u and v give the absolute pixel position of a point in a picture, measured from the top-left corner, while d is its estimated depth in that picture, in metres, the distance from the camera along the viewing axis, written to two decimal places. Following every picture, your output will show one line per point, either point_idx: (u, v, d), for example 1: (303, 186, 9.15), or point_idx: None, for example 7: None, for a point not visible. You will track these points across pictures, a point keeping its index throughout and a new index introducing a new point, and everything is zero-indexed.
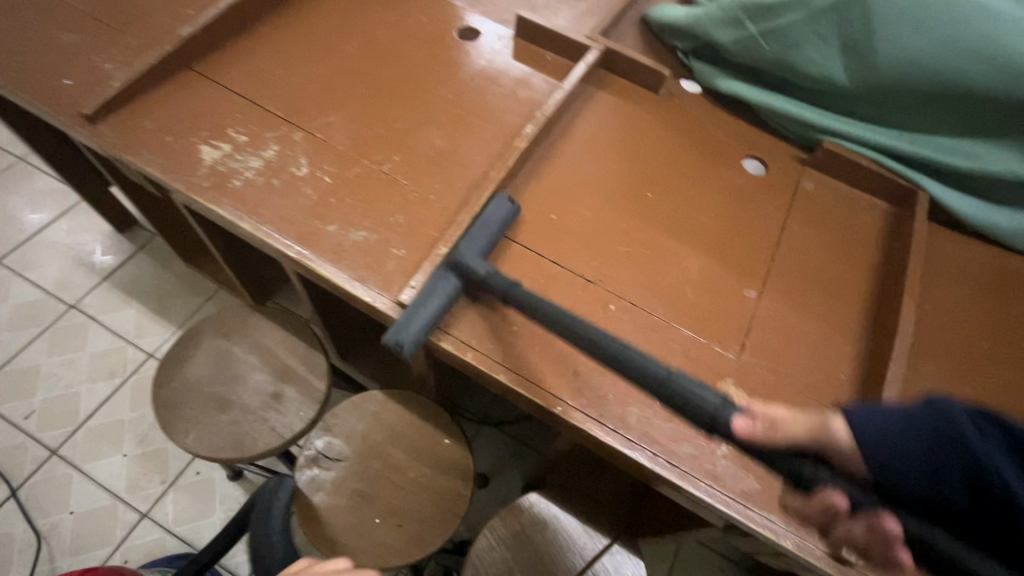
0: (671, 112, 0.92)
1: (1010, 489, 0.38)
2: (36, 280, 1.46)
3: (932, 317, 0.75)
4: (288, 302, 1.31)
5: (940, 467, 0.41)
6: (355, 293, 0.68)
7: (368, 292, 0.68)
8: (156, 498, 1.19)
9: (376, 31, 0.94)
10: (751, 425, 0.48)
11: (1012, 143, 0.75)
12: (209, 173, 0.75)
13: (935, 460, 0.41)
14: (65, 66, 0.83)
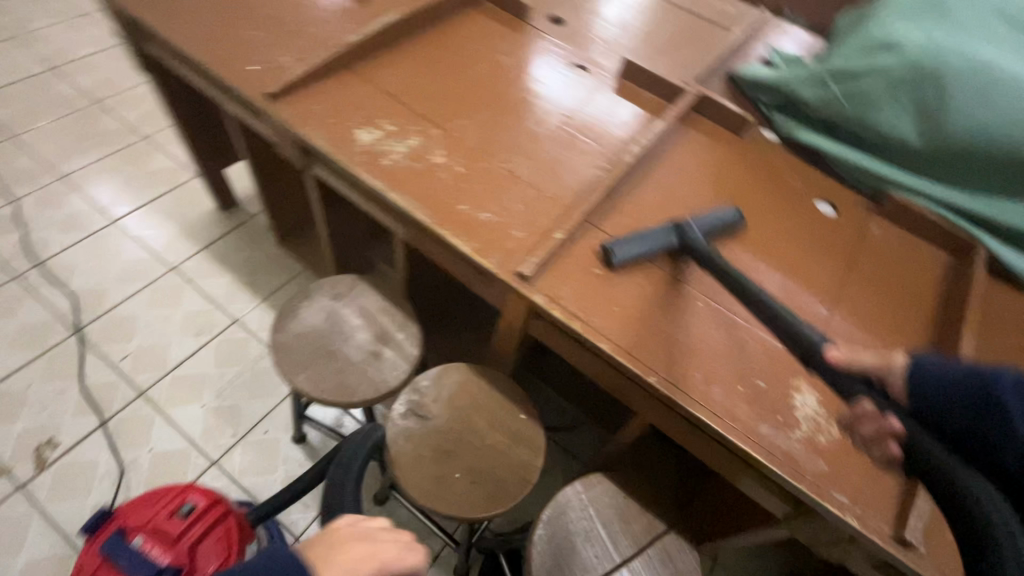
0: (753, 153, 1.04)
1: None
2: (145, 241, 1.61)
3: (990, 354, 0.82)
4: None
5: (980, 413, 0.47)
6: (480, 261, 0.79)
7: (491, 261, 0.78)
8: (228, 449, 1.29)
9: (502, 57, 1.10)
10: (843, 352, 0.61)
11: None
12: (363, 151, 0.88)
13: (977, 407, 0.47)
14: (252, 55, 1.00)
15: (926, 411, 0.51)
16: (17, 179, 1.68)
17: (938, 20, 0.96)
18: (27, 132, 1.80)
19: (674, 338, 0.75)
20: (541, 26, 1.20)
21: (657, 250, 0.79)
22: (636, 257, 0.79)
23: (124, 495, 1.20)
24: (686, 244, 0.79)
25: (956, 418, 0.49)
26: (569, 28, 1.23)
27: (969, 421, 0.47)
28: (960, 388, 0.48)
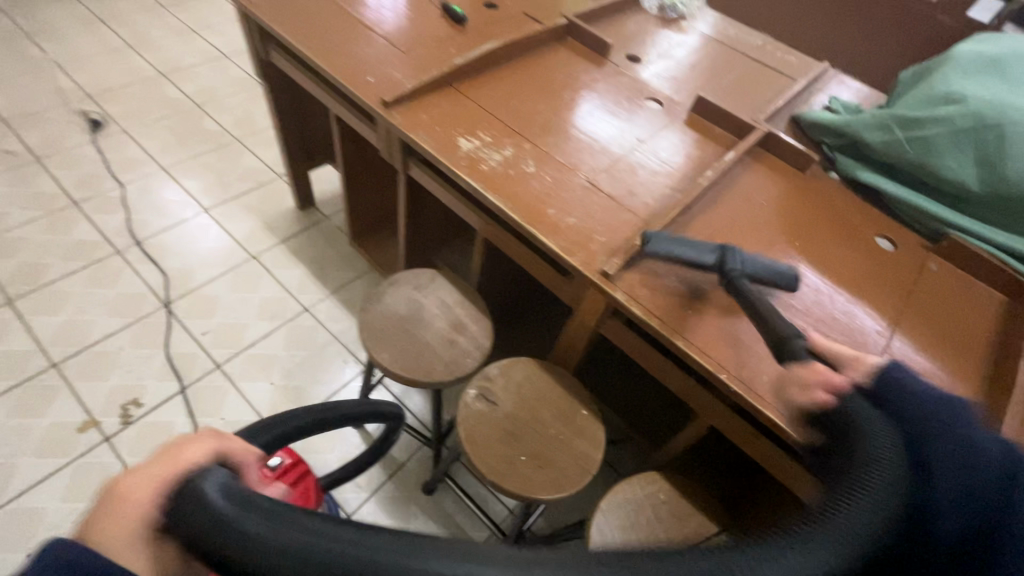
0: (814, 189, 1.11)
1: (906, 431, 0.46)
2: (229, 231, 1.75)
3: None
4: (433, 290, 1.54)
5: (958, 413, 0.49)
6: (567, 259, 0.87)
7: (576, 261, 0.87)
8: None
9: (585, 87, 1.21)
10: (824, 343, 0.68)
11: None
12: (464, 157, 0.99)
13: (950, 405, 0.50)
14: (369, 69, 1.13)
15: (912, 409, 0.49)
16: (122, 166, 1.86)
17: (999, 80, 1.03)
18: (134, 127, 1.99)
19: (742, 342, 0.81)
20: (619, 63, 1.33)
21: (694, 259, 0.83)
22: (670, 254, 0.84)
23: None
24: (723, 267, 0.83)
25: (921, 396, 0.50)
26: (644, 67, 1.35)
27: (956, 416, 0.49)
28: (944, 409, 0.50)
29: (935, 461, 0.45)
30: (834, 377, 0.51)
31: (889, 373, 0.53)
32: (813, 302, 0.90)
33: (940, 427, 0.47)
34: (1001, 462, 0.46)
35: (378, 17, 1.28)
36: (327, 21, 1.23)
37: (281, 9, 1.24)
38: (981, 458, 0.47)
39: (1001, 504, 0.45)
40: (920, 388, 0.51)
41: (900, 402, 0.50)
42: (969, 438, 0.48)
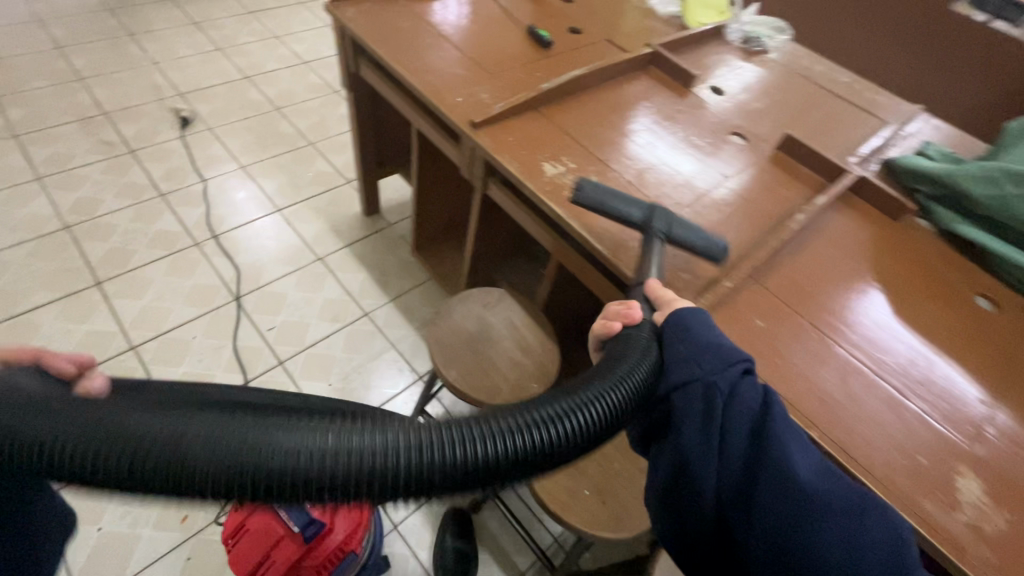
0: (908, 239, 1.06)
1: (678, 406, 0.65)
2: (299, 232, 1.82)
3: None
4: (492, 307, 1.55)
5: (708, 365, 0.65)
6: None
7: None
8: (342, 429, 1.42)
9: (667, 118, 1.21)
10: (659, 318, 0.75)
11: None
12: (549, 182, 1.00)
13: (713, 357, 0.66)
14: (458, 89, 1.16)
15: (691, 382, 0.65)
16: (206, 162, 1.96)
17: None
18: (219, 126, 2.10)
19: (833, 400, 0.78)
20: (701, 95, 1.32)
21: (621, 216, 0.88)
22: (597, 208, 0.89)
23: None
24: (647, 226, 0.87)
25: (681, 356, 0.67)
26: (727, 99, 1.33)
27: (704, 368, 0.65)
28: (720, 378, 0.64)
29: (688, 399, 0.64)
30: (631, 318, 0.76)
31: (665, 331, 0.72)
32: (907, 360, 0.85)
33: (683, 375, 0.66)
34: (739, 403, 0.62)
35: (468, 37, 1.31)
36: (418, 39, 1.27)
37: (377, 26, 1.29)
38: (715, 397, 0.63)
39: (731, 439, 0.61)
40: (684, 348, 0.68)
41: (670, 361, 0.68)
42: (711, 385, 0.63)
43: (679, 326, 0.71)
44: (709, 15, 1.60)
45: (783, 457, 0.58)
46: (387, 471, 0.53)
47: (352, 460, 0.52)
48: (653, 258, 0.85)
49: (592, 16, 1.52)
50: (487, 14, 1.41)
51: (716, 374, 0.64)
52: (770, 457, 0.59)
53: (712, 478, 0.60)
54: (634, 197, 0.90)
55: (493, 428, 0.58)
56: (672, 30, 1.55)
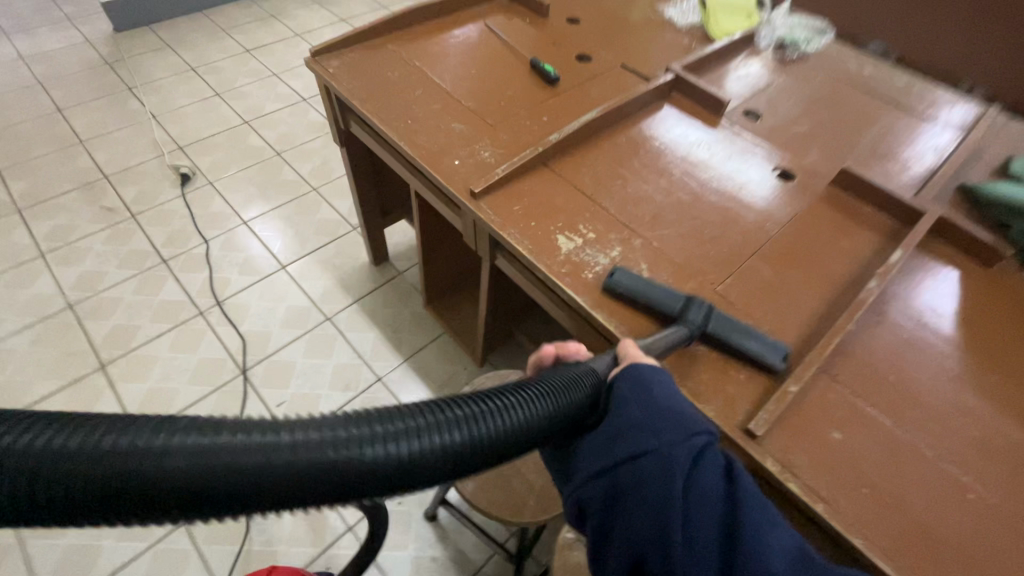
0: (1009, 292, 0.87)
1: (630, 478, 0.60)
2: (305, 290, 1.72)
3: None
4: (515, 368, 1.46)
5: (666, 436, 0.61)
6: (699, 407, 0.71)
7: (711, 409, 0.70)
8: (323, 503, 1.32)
9: (698, 159, 1.05)
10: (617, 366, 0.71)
11: None
12: (566, 261, 0.85)
13: (670, 424, 0.62)
14: (455, 149, 1.02)
15: (645, 451, 0.60)
16: (208, 221, 1.89)
17: None
18: (220, 180, 2.03)
19: (944, 542, 0.62)
20: (735, 124, 1.14)
21: (655, 303, 0.78)
22: (629, 292, 0.80)
23: (249, 547, 1.23)
24: (680, 314, 0.76)
25: (635, 421, 0.63)
26: (766, 125, 1.15)
27: (661, 438, 0.61)
28: (676, 447, 0.60)
29: (646, 475, 0.59)
30: (567, 352, 0.78)
31: (616, 384, 0.68)
32: None
33: (637, 444, 0.61)
34: (700, 481, 0.58)
35: (464, 82, 1.17)
36: (409, 90, 1.14)
37: (363, 79, 1.16)
38: (672, 471, 0.58)
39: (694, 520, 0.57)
40: (638, 408, 0.64)
41: (618, 418, 0.64)
42: (671, 459, 0.59)
43: (633, 380, 0.67)
44: (736, 22, 1.41)
45: (752, 545, 0.55)
46: (215, 478, 0.47)
47: (243, 466, 0.48)
48: (669, 338, 0.73)
49: (602, 39, 1.36)
50: (483, 51, 1.26)
51: (672, 443, 0.60)
52: (737, 543, 0.55)
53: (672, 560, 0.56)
54: (675, 290, 0.80)
55: (370, 435, 0.54)
56: (694, 44, 1.38)
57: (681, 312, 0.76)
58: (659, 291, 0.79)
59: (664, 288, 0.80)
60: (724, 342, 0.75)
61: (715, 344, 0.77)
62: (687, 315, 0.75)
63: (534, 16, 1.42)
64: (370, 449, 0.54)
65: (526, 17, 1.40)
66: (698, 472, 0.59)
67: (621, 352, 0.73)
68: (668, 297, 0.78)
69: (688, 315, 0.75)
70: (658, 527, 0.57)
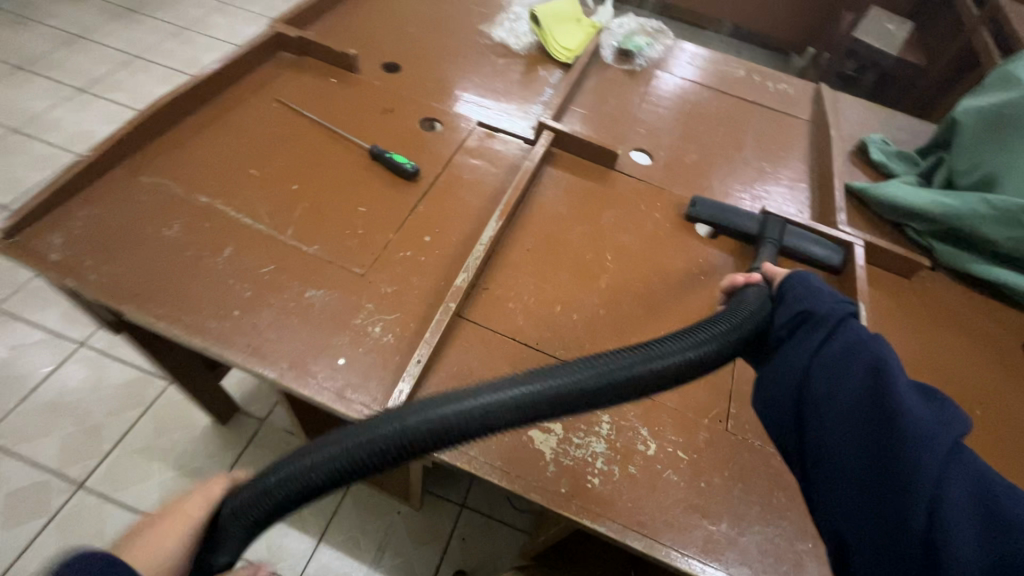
0: (936, 301, 0.90)
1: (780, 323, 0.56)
2: (131, 504, 1.20)
3: None
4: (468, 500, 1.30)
5: (827, 298, 0.54)
6: None
7: None
8: None
9: (623, 238, 0.88)
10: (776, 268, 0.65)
11: None
12: (558, 470, 0.63)
13: (829, 294, 0.55)
14: (329, 339, 0.69)
15: (799, 300, 0.56)
16: None
17: None
18: None
19: None
20: (634, 173, 0.99)
21: (735, 228, 0.88)
22: (710, 220, 0.89)
23: None
24: (761, 233, 0.86)
25: (801, 291, 0.56)
26: (662, 166, 1.02)
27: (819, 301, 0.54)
28: (827, 301, 0.54)
29: (806, 322, 0.53)
30: (752, 279, 0.64)
31: (786, 279, 0.59)
32: None
33: (799, 304, 0.55)
34: (847, 331, 0.50)
35: (291, 211, 0.81)
36: (211, 252, 0.74)
37: (120, 256, 0.72)
38: (824, 314, 0.52)
39: (835, 345, 0.50)
40: (806, 285, 0.57)
41: (785, 298, 0.57)
42: (827, 309, 0.53)
43: (800, 281, 0.58)
44: (573, 33, 1.23)
45: (883, 359, 0.47)
46: (383, 450, 0.45)
47: (432, 427, 0.45)
48: (766, 255, 0.83)
49: (439, 89, 1.08)
50: (297, 148, 0.89)
51: (826, 299, 0.54)
52: (864, 352, 0.48)
53: (794, 367, 0.51)
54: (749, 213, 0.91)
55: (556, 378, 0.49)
56: (542, 70, 1.17)
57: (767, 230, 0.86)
58: (741, 216, 0.89)
59: (746, 212, 0.90)
60: (797, 250, 0.87)
61: (785, 253, 0.89)
62: (772, 233, 0.86)
63: (338, 68, 1.05)
64: (532, 401, 0.47)
65: (329, 73, 1.04)
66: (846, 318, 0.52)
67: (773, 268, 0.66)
68: (752, 220, 0.88)
69: (773, 233, 0.86)
70: (793, 356, 0.52)
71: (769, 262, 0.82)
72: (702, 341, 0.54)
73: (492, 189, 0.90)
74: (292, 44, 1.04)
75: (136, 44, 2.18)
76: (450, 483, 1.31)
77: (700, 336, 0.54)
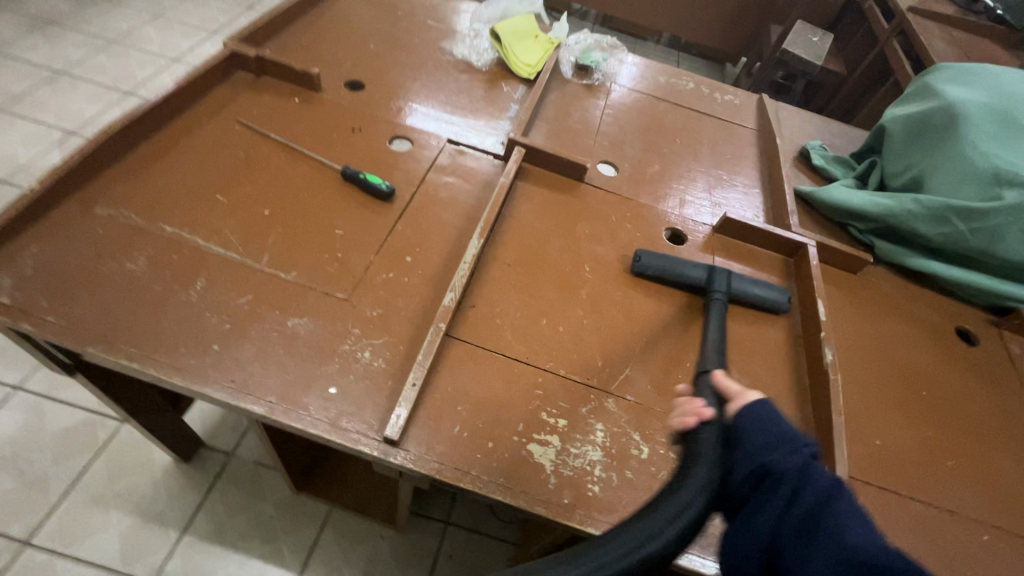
0: (878, 293, 0.99)
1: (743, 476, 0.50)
2: (85, 558, 1.11)
3: None
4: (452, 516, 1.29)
5: (781, 448, 0.50)
6: None
7: None
8: None
9: (598, 249, 0.91)
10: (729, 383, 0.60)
11: None
12: (559, 482, 0.64)
13: (788, 444, 0.50)
14: (318, 368, 0.67)
15: (751, 451, 0.51)
16: None
17: None
18: None
19: None
20: (602, 185, 1.02)
21: (684, 278, 0.86)
22: (656, 274, 0.87)
23: None
24: (709, 285, 0.85)
25: (757, 444, 0.51)
26: (627, 176, 1.07)
27: (772, 450, 0.50)
28: (780, 449, 0.50)
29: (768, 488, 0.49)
30: (705, 415, 0.55)
31: (738, 423, 0.54)
32: (994, 477, 0.77)
33: (757, 461, 0.50)
34: (808, 484, 0.48)
35: (265, 237, 0.78)
36: (181, 285, 0.70)
37: (79, 293, 0.67)
38: (785, 477, 0.49)
39: (799, 508, 0.48)
40: (760, 433, 0.52)
41: (744, 446, 0.52)
42: (788, 471, 0.49)
43: (756, 422, 0.53)
44: (532, 49, 1.26)
45: (837, 511, 0.47)
46: None
47: None
48: (714, 314, 0.81)
49: (405, 106, 1.07)
50: (263, 172, 0.86)
51: (780, 446, 0.50)
52: (826, 510, 0.48)
53: (761, 533, 0.48)
54: (694, 261, 0.89)
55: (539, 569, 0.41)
56: (504, 85, 1.19)
57: (712, 283, 0.84)
58: (687, 266, 0.87)
59: (692, 262, 0.87)
60: (745, 298, 0.86)
61: (732, 301, 0.88)
62: (717, 287, 0.84)
63: (300, 87, 1.03)
64: None
65: (290, 93, 1.01)
66: (807, 471, 0.49)
67: (725, 393, 0.59)
68: (699, 270, 0.86)
69: (718, 287, 0.84)
70: (755, 514, 0.49)
71: (717, 323, 0.81)
72: (681, 516, 0.46)
73: (469, 207, 0.90)
74: (249, 63, 1.01)
75: (58, 59, 2.03)
76: (433, 499, 1.30)
77: (677, 504, 0.47)
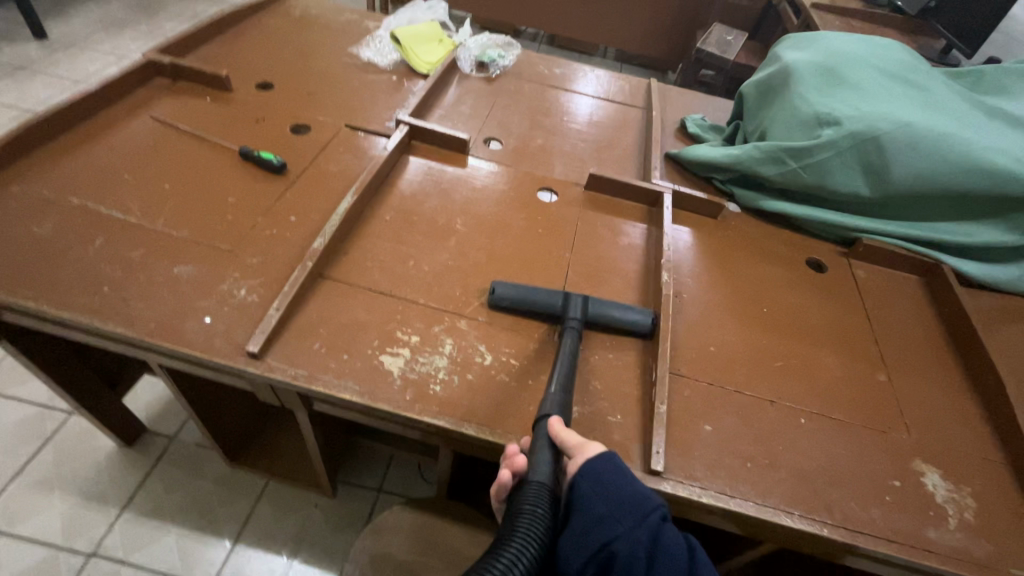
0: (737, 233, 1.09)
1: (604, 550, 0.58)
2: (29, 536, 1.17)
3: (1007, 349, 0.93)
4: (384, 484, 1.35)
5: (625, 522, 0.59)
6: None
7: None
8: None
9: (471, 205, 1.02)
10: (565, 429, 0.66)
11: (986, 220, 1.01)
12: (404, 383, 0.73)
13: (629, 512, 0.60)
14: (197, 304, 0.77)
15: (595, 518, 0.60)
16: None
17: (846, 89, 1.07)
18: None
19: (813, 475, 0.74)
20: (485, 156, 1.15)
21: (540, 306, 0.82)
22: (512, 304, 0.83)
23: None
24: (564, 312, 0.82)
25: (597, 516, 0.60)
26: (511, 149, 1.19)
27: (620, 524, 0.59)
28: (625, 523, 0.59)
29: (615, 567, 0.57)
30: (527, 475, 0.63)
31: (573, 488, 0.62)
32: (819, 376, 0.86)
33: (602, 537, 0.59)
34: (663, 547, 0.58)
35: (162, 205, 0.89)
36: (82, 243, 0.81)
37: None
38: (632, 555, 0.57)
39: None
40: (597, 500, 0.61)
41: (584, 511, 0.61)
42: (633, 547, 0.57)
43: (588, 483, 0.61)
44: (434, 50, 1.41)
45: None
46: None
47: None
48: (568, 342, 0.78)
49: (310, 100, 1.21)
50: (169, 155, 0.98)
51: (622, 518, 0.59)
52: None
53: None
54: (551, 289, 0.86)
55: None
56: (406, 80, 1.33)
57: (568, 314, 0.81)
58: (543, 296, 0.83)
59: (549, 292, 0.84)
60: (604, 324, 0.83)
61: (593, 326, 0.85)
62: (573, 317, 0.81)
63: (213, 89, 1.16)
64: None
65: (204, 94, 1.15)
66: (653, 544, 0.58)
67: (558, 442, 0.65)
68: (556, 299, 0.83)
69: (573, 316, 0.81)
70: None
71: (568, 350, 0.77)
72: None
73: (354, 176, 1.02)
74: (168, 71, 1.15)
75: (28, 99, 2.20)
76: (366, 468, 1.37)
77: None
